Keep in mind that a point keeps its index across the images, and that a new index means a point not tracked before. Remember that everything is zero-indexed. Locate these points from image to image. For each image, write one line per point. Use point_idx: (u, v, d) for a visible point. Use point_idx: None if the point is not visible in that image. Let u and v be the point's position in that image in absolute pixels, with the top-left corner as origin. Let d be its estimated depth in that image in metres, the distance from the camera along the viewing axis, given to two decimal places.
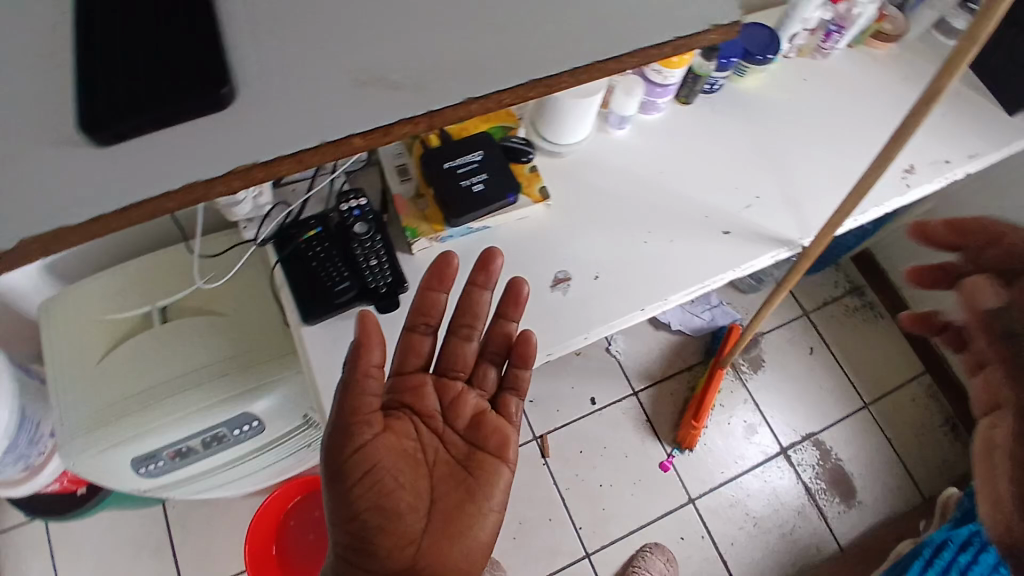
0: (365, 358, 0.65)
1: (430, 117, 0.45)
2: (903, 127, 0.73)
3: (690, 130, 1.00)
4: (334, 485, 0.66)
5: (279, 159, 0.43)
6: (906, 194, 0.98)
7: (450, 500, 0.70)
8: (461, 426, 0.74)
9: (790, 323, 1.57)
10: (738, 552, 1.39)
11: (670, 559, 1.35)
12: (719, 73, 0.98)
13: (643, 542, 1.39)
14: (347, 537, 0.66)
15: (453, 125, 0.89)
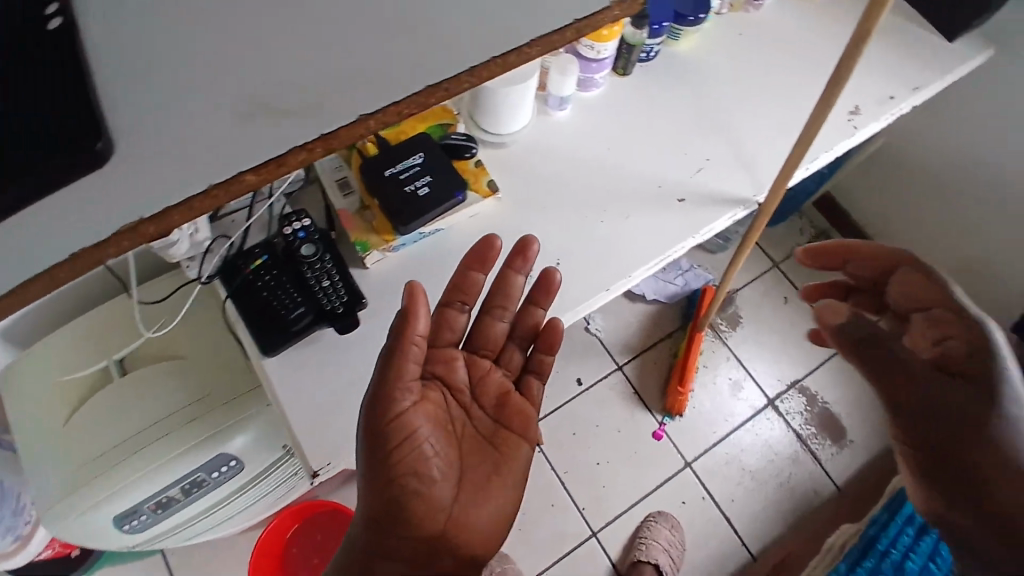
0: (416, 324, 0.63)
1: (323, 141, 0.47)
2: (837, 74, 0.73)
3: (632, 101, 0.99)
4: (372, 448, 0.63)
5: (167, 211, 0.44)
6: (854, 136, 0.98)
7: (477, 472, 0.69)
8: (488, 404, 0.74)
9: (761, 277, 1.58)
10: (740, 508, 1.40)
11: (674, 525, 1.36)
12: (653, 40, 0.96)
13: (647, 513, 1.39)
14: (378, 502, 0.64)
15: (389, 130, 0.86)
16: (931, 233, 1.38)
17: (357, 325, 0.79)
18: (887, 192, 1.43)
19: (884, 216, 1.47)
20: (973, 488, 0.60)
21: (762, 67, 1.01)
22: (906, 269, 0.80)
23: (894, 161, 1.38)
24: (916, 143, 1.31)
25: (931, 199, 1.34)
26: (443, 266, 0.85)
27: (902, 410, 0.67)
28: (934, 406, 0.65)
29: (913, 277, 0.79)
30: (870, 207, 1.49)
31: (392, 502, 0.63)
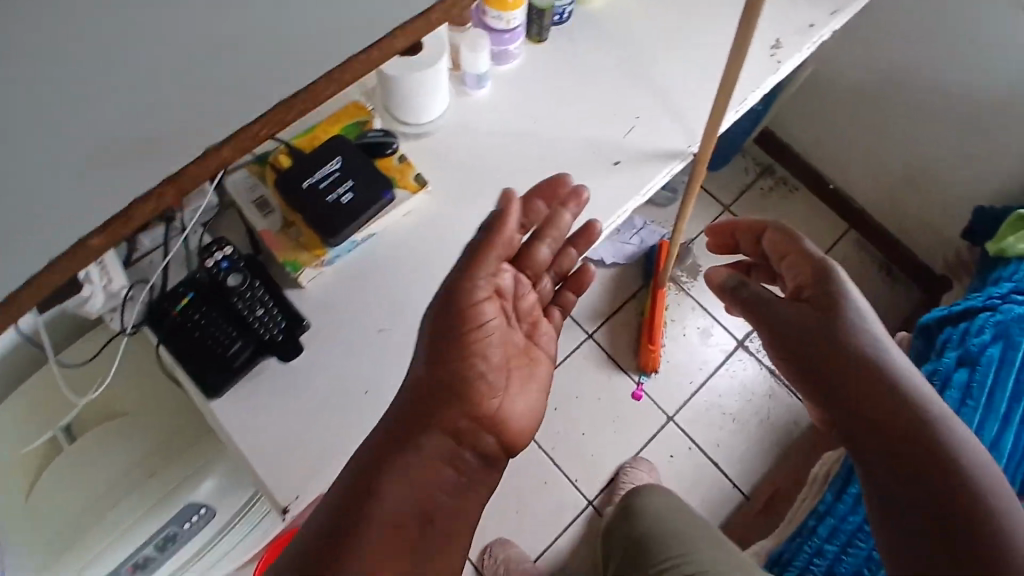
0: (508, 224, 0.63)
1: (171, 184, 0.45)
2: (748, 13, 0.70)
3: (551, 67, 0.95)
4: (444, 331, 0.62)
5: (13, 294, 0.43)
6: (780, 70, 0.96)
7: (518, 376, 0.66)
8: (526, 321, 0.70)
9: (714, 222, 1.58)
10: (726, 451, 1.42)
11: (653, 468, 1.37)
12: (564, 1, 0.93)
13: (620, 466, 1.40)
14: (432, 380, 0.61)
15: (301, 139, 0.82)
16: (870, 153, 1.39)
17: (301, 350, 0.77)
18: (821, 118, 1.43)
19: (824, 142, 1.47)
20: (872, 437, 0.53)
21: (678, 12, 0.97)
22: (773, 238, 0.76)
23: (828, 86, 1.37)
24: (843, 66, 1.31)
25: (867, 119, 1.35)
26: (383, 274, 0.82)
27: (803, 368, 0.61)
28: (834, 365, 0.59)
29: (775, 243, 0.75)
30: (808, 135, 1.49)
31: (448, 384, 0.61)
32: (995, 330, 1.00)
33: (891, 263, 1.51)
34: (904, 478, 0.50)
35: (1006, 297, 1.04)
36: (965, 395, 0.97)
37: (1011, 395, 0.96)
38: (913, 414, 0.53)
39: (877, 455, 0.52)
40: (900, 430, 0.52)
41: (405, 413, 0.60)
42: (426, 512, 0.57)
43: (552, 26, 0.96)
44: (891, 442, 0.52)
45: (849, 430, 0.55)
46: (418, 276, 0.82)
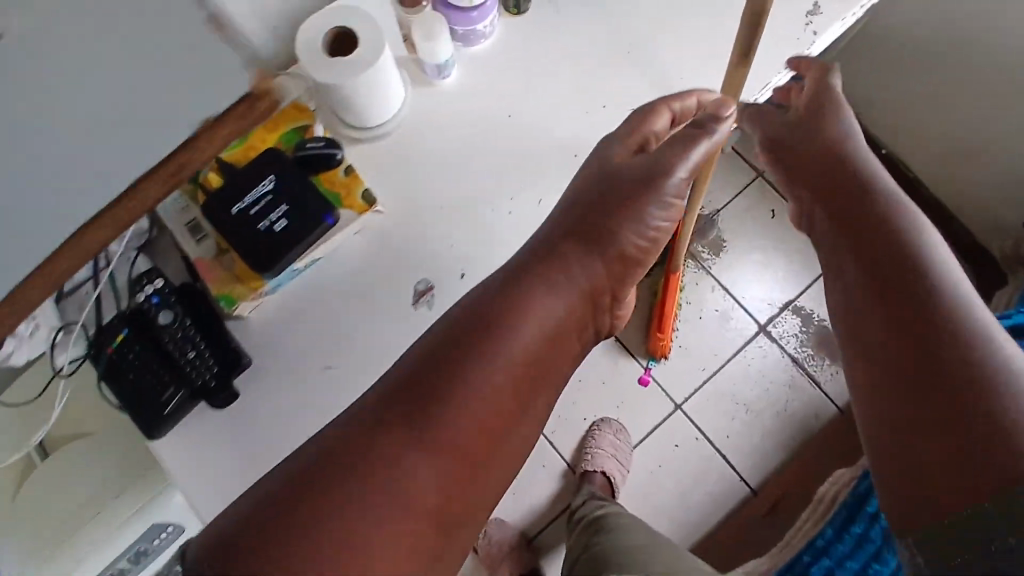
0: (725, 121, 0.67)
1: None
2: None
3: (531, 46, 0.80)
4: (592, 202, 0.64)
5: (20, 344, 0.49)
6: (815, 45, 0.82)
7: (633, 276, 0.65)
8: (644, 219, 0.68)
9: (744, 191, 1.43)
10: (736, 443, 1.33)
11: (619, 428, 1.33)
12: None
13: (592, 421, 1.36)
14: (572, 240, 0.62)
15: (232, 152, 0.72)
16: (935, 118, 1.18)
17: (239, 394, 0.73)
18: (882, 71, 1.21)
19: (880, 101, 1.25)
20: (906, 345, 0.50)
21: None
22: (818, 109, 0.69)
23: (889, 38, 1.15)
24: (918, 12, 1.07)
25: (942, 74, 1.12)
26: (329, 306, 0.74)
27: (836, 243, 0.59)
28: (893, 254, 0.54)
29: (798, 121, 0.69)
30: (861, 91, 1.27)
31: (584, 251, 0.62)
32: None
33: None
34: (941, 405, 0.47)
35: None
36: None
37: None
38: (983, 330, 0.49)
39: (920, 362, 0.49)
40: (964, 344, 0.48)
41: (542, 262, 0.60)
42: (538, 369, 0.56)
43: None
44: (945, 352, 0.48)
45: (881, 330, 0.52)
46: (369, 306, 0.75)
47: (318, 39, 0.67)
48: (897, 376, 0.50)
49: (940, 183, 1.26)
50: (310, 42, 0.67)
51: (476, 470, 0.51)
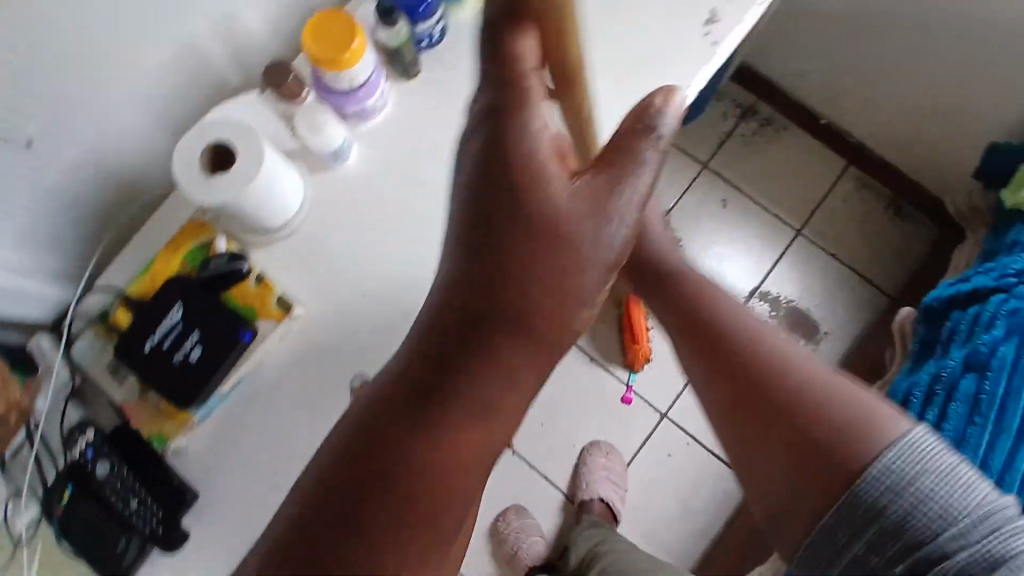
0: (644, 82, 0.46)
1: None
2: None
3: (426, 113, 0.77)
4: (488, 199, 0.41)
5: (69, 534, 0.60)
6: (719, 51, 0.82)
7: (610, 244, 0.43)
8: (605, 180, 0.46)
9: (693, 185, 1.41)
10: None
11: (610, 449, 1.31)
12: (423, 23, 0.75)
13: (582, 445, 1.33)
14: (489, 283, 0.39)
15: (136, 288, 0.71)
16: (868, 82, 1.19)
17: (191, 533, 0.70)
18: (806, 44, 1.21)
19: (811, 71, 1.26)
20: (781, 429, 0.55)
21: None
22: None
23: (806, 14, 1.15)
24: None
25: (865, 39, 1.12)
26: (264, 426, 0.72)
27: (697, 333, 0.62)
28: (710, 324, 0.61)
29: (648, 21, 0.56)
30: (791, 66, 1.28)
31: (518, 285, 0.39)
32: (1010, 321, 0.92)
33: (902, 200, 1.34)
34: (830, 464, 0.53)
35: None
36: (972, 409, 0.90)
37: None
38: (818, 404, 0.54)
39: (762, 416, 0.56)
40: (788, 396, 0.55)
41: (452, 324, 0.39)
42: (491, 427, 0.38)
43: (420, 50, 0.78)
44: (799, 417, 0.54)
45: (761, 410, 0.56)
46: (308, 413, 0.72)
47: (196, 156, 0.66)
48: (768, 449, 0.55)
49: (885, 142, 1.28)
50: (188, 158, 0.66)
51: (438, 537, 0.36)
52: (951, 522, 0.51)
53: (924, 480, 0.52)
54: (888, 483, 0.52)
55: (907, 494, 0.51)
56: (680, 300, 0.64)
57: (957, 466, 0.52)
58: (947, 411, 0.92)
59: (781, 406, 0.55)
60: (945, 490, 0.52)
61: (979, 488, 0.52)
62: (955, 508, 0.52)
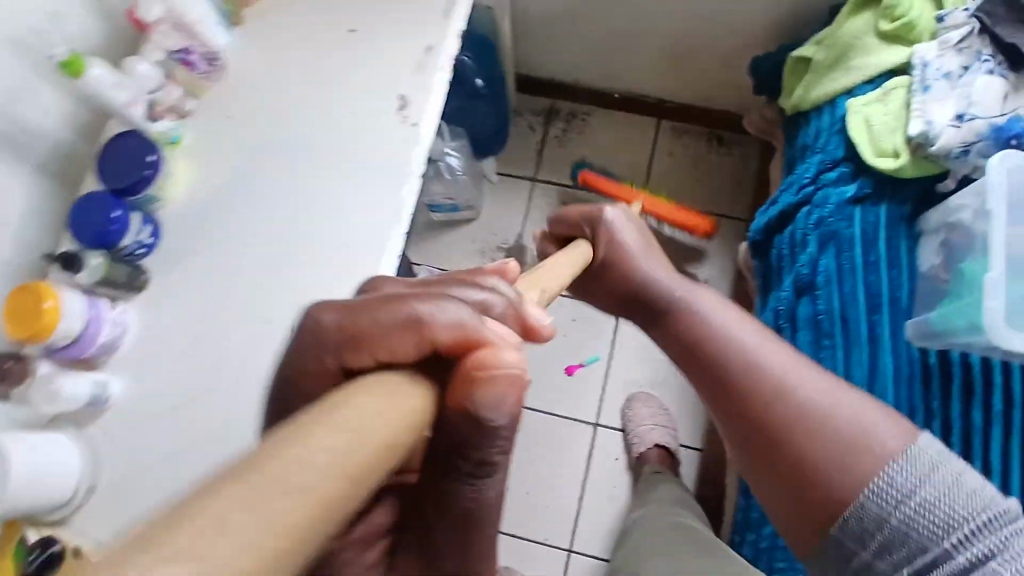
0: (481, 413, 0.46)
1: None
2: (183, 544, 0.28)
3: (173, 310, 0.81)
4: None
5: None
6: (421, 134, 0.83)
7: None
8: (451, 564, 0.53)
9: (531, 203, 1.44)
10: (679, 418, 1.32)
11: (648, 399, 1.32)
12: (126, 237, 0.78)
13: (536, 490, 1.32)
14: None
15: None
16: (619, 41, 1.24)
17: None
18: (553, 33, 1.26)
19: (573, 54, 1.31)
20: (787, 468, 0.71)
21: None
22: (419, 315, 0.47)
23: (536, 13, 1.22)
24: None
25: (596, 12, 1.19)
26: None
27: (699, 374, 0.82)
28: (704, 354, 0.81)
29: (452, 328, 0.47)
30: (554, 59, 1.34)
31: None
32: (820, 233, 0.90)
33: (718, 131, 1.38)
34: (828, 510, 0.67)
35: (816, 180, 0.93)
36: (818, 334, 0.88)
37: (867, 310, 0.85)
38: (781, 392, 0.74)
39: (773, 448, 0.73)
40: (763, 393, 0.75)
41: None
42: None
43: (142, 255, 0.82)
44: (744, 376, 0.76)
45: (748, 427, 0.75)
46: None
47: None
48: (730, 406, 0.77)
49: (671, 88, 1.33)
50: None
51: None
52: (954, 531, 0.60)
53: (929, 485, 0.62)
54: (896, 492, 0.63)
55: (904, 506, 0.62)
56: (677, 340, 0.85)
57: (949, 469, 0.63)
58: (799, 344, 0.90)
59: (795, 449, 0.71)
60: (958, 491, 0.61)
61: (995, 499, 0.60)
62: (967, 518, 0.60)
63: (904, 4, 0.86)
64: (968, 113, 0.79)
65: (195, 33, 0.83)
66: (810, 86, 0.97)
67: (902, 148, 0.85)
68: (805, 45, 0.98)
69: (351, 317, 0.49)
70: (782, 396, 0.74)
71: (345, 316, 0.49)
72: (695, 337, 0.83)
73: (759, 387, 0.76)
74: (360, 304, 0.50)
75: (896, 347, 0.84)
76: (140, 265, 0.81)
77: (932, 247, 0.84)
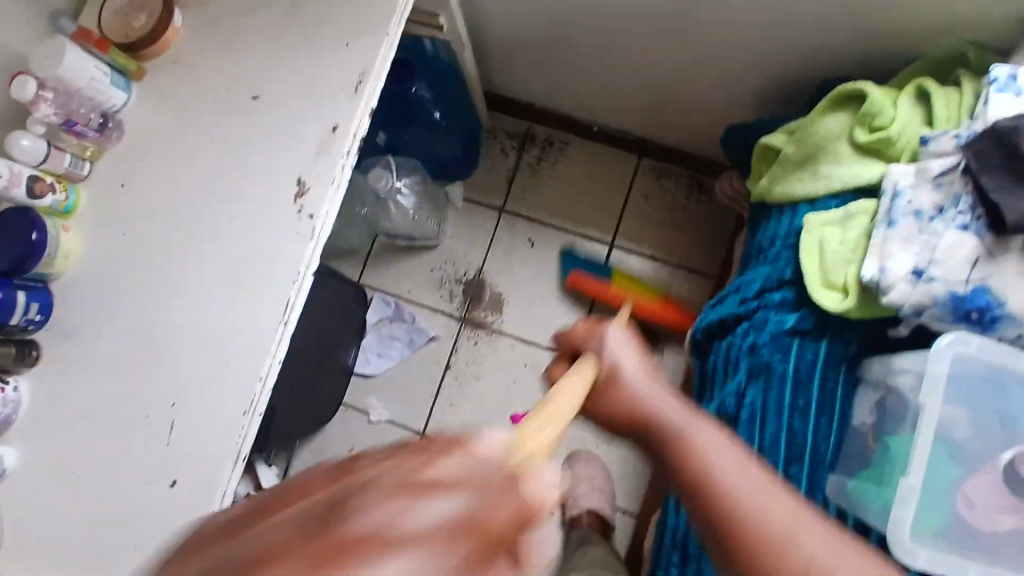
0: None
1: None
2: None
3: (53, 387, 0.79)
4: None
5: None
6: (316, 238, 0.76)
7: None
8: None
9: (496, 235, 1.35)
10: (620, 478, 1.30)
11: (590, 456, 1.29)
12: (14, 316, 0.76)
13: None
14: None
15: None
16: (598, 71, 1.12)
17: None
18: (524, 58, 1.15)
19: (546, 81, 1.20)
20: None
21: None
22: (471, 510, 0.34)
23: (502, 39, 1.12)
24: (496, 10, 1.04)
25: (567, 43, 1.07)
26: None
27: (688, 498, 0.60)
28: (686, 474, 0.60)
29: (500, 509, 0.35)
30: (528, 83, 1.24)
31: None
32: (751, 362, 0.81)
33: (702, 176, 1.29)
34: None
35: (760, 297, 0.83)
36: None
37: (784, 458, 0.78)
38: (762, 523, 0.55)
39: None
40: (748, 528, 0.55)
41: None
42: None
43: (34, 329, 0.79)
44: (709, 473, 0.58)
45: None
46: None
47: None
48: (717, 543, 0.56)
49: (653, 126, 1.22)
50: None
51: None
52: None
53: None
54: None
55: None
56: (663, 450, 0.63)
57: None
58: None
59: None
60: None
61: None
62: None
63: (884, 113, 0.76)
64: (927, 272, 0.70)
65: (86, 98, 0.78)
66: (778, 180, 0.86)
67: (852, 285, 0.75)
68: (776, 133, 0.87)
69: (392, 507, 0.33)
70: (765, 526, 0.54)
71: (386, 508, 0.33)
72: (678, 460, 0.60)
73: (723, 491, 0.57)
74: (400, 476, 0.36)
75: (809, 501, 0.78)
76: (31, 340, 0.79)
77: (865, 403, 0.79)
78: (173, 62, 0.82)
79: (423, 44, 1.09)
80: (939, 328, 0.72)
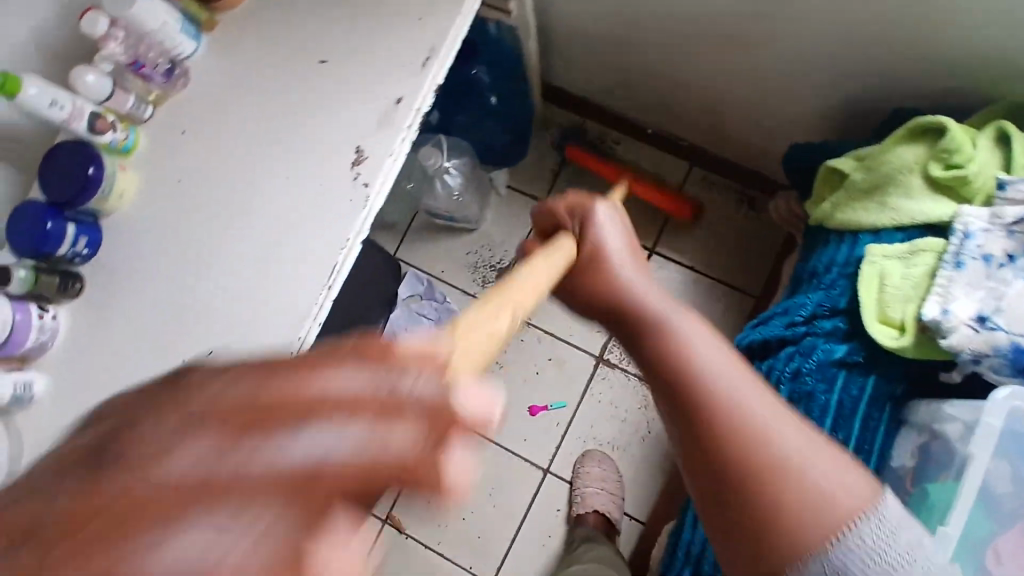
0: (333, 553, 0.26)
1: None
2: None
3: (90, 325, 0.79)
4: None
5: None
6: (368, 207, 0.75)
7: None
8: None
9: None
10: (629, 485, 1.30)
11: (602, 459, 1.28)
12: (62, 247, 0.76)
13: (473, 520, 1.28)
14: None
15: None
16: (663, 74, 1.09)
17: None
18: (589, 51, 1.13)
19: (607, 78, 1.18)
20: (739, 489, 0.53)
21: None
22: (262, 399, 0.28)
23: (568, 30, 1.09)
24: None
25: (635, 42, 1.05)
26: None
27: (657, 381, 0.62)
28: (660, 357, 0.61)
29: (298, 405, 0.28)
30: (588, 78, 1.21)
31: None
32: (793, 387, 0.79)
33: (753, 192, 1.26)
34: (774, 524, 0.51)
35: (810, 323, 0.80)
36: None
37: None
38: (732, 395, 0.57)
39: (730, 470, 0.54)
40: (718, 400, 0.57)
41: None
42: None
43: (79, 263, 0.80)
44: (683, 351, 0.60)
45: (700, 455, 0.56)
46: None
47: None
48: (690, 435, 0.57)
49: (710, 136, 1.20)
50: None
51: None
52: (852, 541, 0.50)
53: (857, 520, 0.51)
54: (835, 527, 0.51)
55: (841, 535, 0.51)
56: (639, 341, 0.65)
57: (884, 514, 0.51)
58: None
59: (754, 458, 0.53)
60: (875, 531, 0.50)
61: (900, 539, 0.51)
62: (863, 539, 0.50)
63: (964, 151, 0.73)
64: (991, 319, 0.68)
65: (155, 42, 0.78)
66: (840, 207, 0.83)
67: (910, 324, 0.73)
68: (843, 158, 0.84)
69: (257, 382, 0.29)
70: (710, 375, 0.58)
71: (76, 501, 0.25)
72: (655, 346, 0.62)
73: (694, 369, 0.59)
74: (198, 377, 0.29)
75: None
76: (75, 273, 0.79)
77: (907, 445, 0.77)
78: (242, 18, 0.82)
79: (487, 27, 1.05)
80: (992, 378, 0.71)
